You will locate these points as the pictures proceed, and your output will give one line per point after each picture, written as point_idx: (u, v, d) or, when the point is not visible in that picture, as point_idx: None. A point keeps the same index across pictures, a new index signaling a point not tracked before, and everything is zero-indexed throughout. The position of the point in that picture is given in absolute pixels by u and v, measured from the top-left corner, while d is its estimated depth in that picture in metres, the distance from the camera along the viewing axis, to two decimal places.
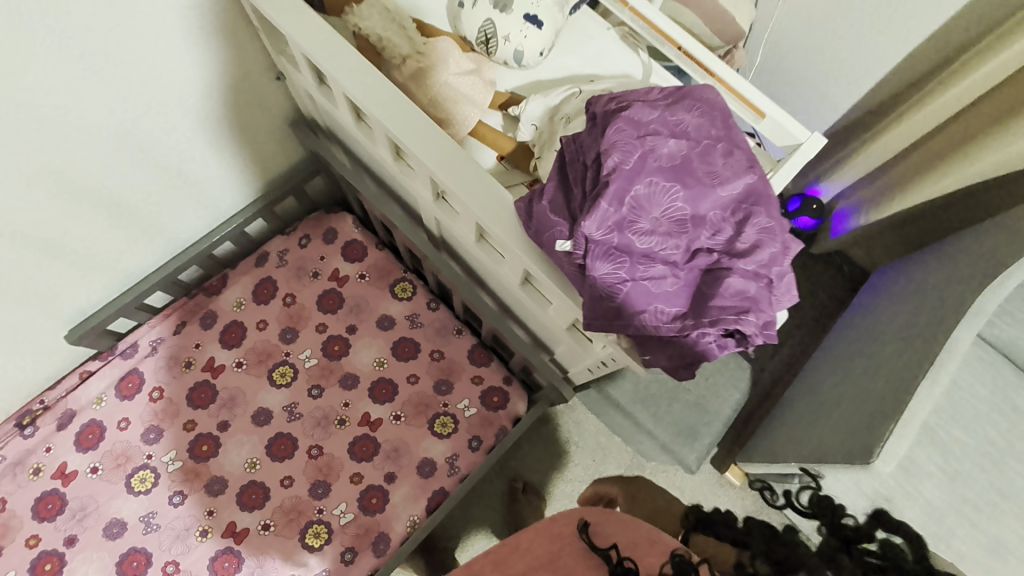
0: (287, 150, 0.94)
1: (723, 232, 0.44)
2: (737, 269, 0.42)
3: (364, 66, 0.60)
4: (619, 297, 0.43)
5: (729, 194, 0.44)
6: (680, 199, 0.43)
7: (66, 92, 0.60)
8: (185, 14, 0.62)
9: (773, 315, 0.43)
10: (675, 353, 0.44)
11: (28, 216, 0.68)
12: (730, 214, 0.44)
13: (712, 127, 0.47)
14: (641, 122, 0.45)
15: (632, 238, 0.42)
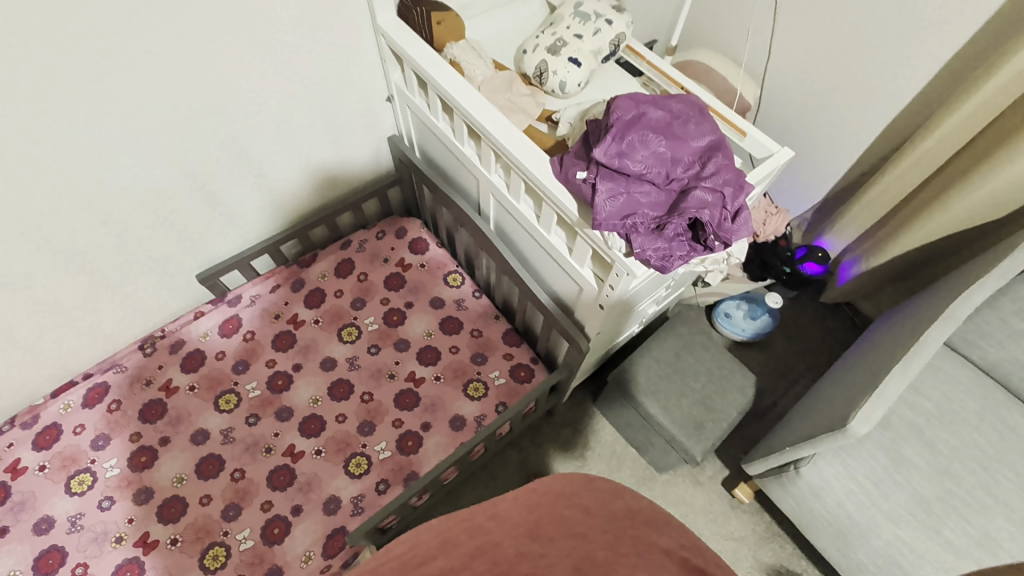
0: (379, 158, 1.24)
1: (693, 170, 0.64)
2: (701, 187, 0.61)
3: (454, 75, 0.87)
4: (619, 206, 0.62)
5: (699, 145, 0.65)
6: (663, 144, 0.63)
7: (257, 83, 0.90)
8: (339, 40, 0.93)
9: (728, 223, 0.61)
10: (658, 247, 0.62)
11: (209, 166, 0.96)
12: (700, 158, 0.64)
13: (692, 111, 0.68)
14: (639, 100, 0.67)
15: (628, 163, 0.62)
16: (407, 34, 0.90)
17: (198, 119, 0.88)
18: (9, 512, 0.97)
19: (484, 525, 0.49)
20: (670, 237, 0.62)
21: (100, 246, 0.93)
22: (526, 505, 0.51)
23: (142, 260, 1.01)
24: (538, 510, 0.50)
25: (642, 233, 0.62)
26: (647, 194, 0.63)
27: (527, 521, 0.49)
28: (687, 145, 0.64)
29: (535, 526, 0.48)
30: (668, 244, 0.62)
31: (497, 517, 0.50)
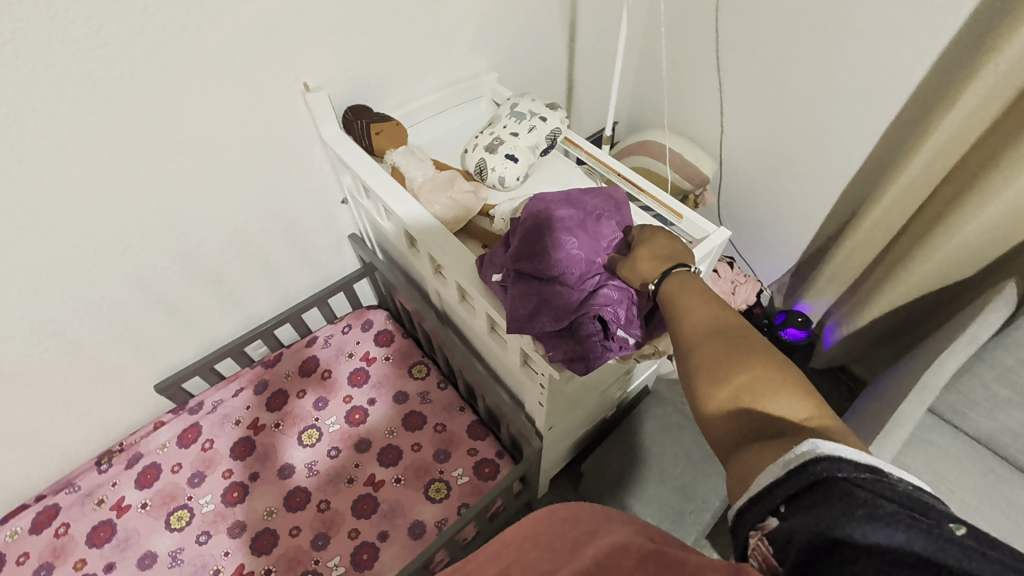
0: (341, 254, 1.26)
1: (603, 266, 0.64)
2: (610, 284, 0.61)
3: (392, 183, 0.90)
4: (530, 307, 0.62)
5: (611, 245, 0.65)
6: (572, 243, 0.63)
7: (205, 203, 0.94)
8: (287, 152, 0.97)
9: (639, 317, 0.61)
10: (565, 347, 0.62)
11: (163, 280, 0.98)
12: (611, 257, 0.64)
13: (608, 207, 0.69)
14: (551, 202, 0.69)
15: (536, 266, 0.63)
16: (349, 147, 0.94)
17: (145, 242, 0.91)
18: None
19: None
20: (580, 335, 0.62)
21: (47, 370, 0.94)
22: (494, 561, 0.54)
23: (93, 378, 1.01)
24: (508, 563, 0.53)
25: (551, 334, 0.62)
26: (556, 292, 0.62)
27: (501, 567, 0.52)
28: (598, 246, 0.64)
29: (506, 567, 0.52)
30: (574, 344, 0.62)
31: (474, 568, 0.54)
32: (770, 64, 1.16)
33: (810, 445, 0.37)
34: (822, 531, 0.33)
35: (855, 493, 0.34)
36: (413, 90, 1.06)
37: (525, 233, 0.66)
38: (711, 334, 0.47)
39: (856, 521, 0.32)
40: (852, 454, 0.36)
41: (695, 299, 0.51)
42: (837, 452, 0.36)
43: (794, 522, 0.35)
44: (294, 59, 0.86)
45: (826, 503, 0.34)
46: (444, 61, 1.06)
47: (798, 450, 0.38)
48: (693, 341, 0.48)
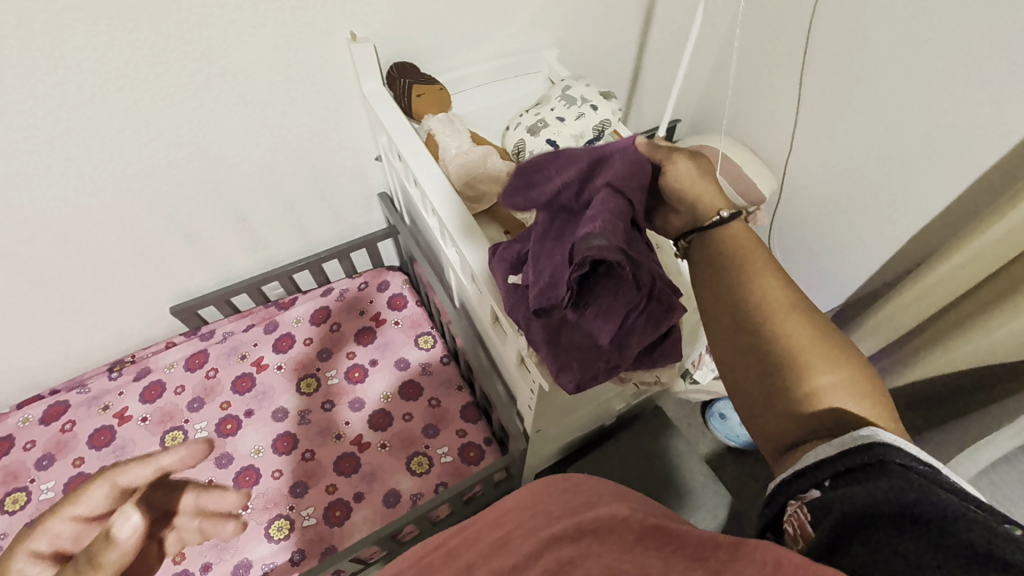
0: (369, 211, 1.24)
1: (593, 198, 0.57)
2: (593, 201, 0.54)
3: (424, 151, 0.86)
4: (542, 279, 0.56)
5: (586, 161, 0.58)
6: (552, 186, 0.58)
7: (237, 142, 0.93)
8: (325, 100, 0.95)
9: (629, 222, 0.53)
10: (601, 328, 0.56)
11: (187, 209, 0.98)
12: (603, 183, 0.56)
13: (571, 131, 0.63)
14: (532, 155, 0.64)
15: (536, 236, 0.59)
16: (387, 105, 0.90)
17: (171, 170, 0.91)
18: None
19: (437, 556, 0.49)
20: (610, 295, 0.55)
21: (69, 276, 0.97)
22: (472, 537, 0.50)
23: (113, 292, 1.04)
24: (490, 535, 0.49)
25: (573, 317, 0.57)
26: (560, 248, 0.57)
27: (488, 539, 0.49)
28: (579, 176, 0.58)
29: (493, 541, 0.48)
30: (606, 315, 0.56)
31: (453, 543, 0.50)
32: (858, 86, 1.04)
33: (870, 431, 0.43)
34: (875, 504, 0.39)
35: (902, 478, 0.39)
36: (466, 55, 1.01)
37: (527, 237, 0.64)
38: (790, 314, 0.49)
39: (914, 515, 0.37)
40: (906, 445, 0.42)
41: (767, 274, 0.51)
42: (894, 442, 0.42)
43: (838, 493, 0.41)
44: (343, 6, 0.82)
45: (874, 482, 0.40)
46: (504, 30, 1.00)
47: (852, 437, 0.44)
48: (768, 311, 0.49)
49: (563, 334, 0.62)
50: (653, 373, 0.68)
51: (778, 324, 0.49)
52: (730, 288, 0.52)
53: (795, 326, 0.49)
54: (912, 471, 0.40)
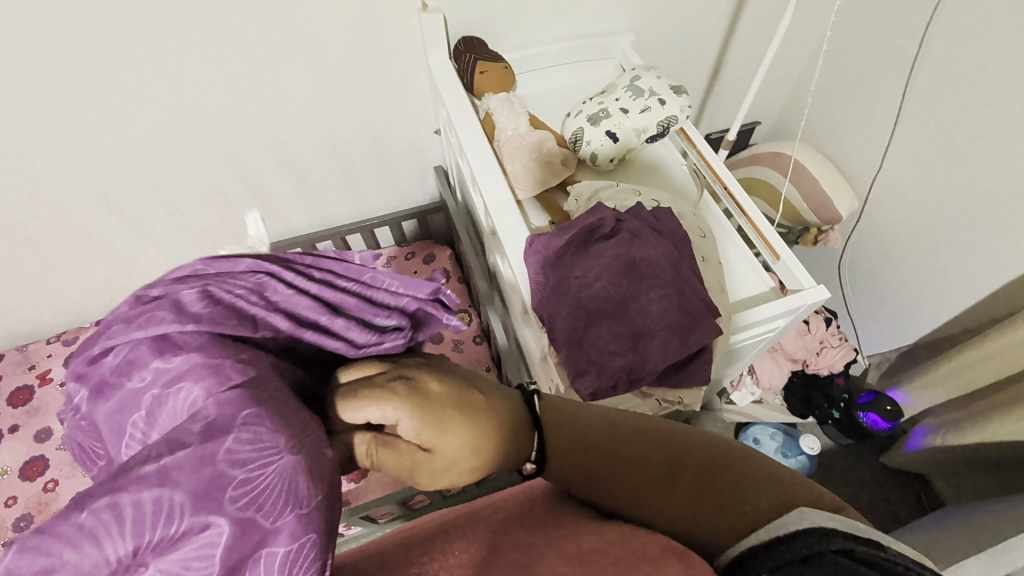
0: (425, 184, 1.26)
1: (355, 328, 0.40)
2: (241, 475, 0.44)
3: (478, 129, 0.85)
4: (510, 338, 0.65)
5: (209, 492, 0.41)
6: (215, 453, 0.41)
7: (304, 102, 0.96)
8: (391, 69, 0.95)
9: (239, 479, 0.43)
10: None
11: (254, 163, 1.03)
12: (224, 403, 0.33)
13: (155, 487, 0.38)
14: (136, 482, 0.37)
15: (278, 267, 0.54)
16: (450, 78, 0.90)
17: (241, 123, 0.95)
18: (21, 415, 1.11)
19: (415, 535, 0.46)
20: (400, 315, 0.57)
21: (144, 214, 1.04)
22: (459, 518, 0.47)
23: (181, 234, 1.12)
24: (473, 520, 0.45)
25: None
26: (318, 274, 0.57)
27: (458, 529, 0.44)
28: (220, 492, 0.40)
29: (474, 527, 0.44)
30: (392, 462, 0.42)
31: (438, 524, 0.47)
32: (970, 107, 0.93)
33: (800, 515, 0.36)
34: None
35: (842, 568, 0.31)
36: (535, 35, 0.98)
37: (568, 242, 0.63)
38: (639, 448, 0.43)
39: None
40: (845, 525, 0.34)
41: (567, 429, 0.44)
42: (834, 524, 0.34)
43: None
44: None
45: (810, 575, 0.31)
46: (578, 11, 0.97)
47: (786, 520, 0.36)
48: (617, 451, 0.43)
49: (592, 343, 0.60)
50: (676, 392, 0.64)
51: (636, 470, 0.42)
52: (565, 463, 0.43)
53: (648, 463, 0.42)
54: (848, 555, 0.32)
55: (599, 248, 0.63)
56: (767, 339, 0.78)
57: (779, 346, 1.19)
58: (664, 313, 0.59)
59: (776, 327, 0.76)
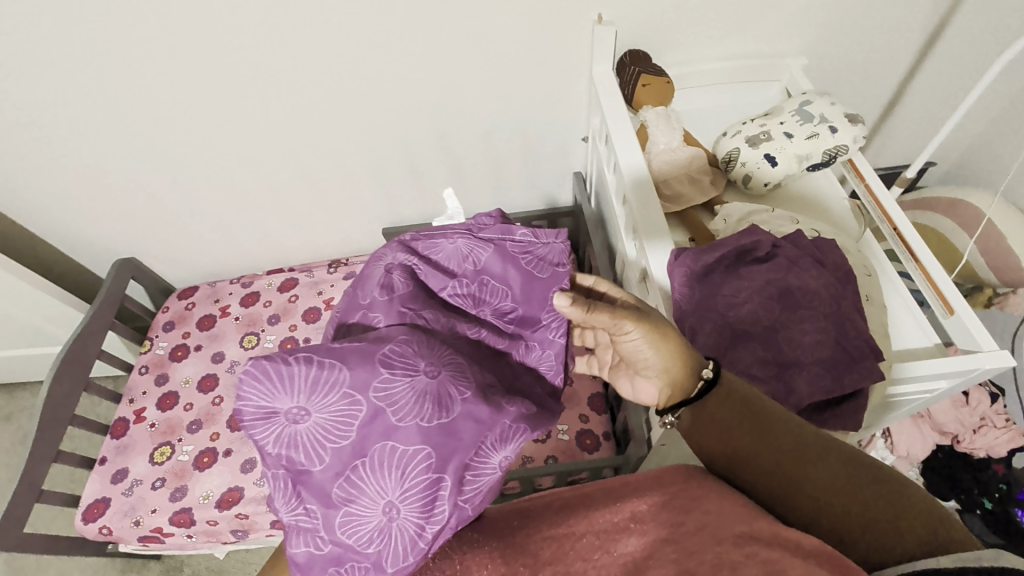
0: (562, 188, 1.31)
1: (477, 407, 0.52)
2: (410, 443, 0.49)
3: (634, 140, 0.87)
4: (551, 365, 0.67)
5: (329, 417, 0.48)
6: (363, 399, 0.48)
7: (472, 99, 1.05)
8: (556, 73, 1.01)
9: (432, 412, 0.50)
10: (417, 464, 0.49)
11: (419, 148, 1.15)
12: (356, 362, 0.49)
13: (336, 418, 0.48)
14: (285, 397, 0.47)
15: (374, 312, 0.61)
16: (612, 88, 0.93)
17: (417, 111, 1.06)
18: (204, 337, 1.31)
19: (557, 509, 0.51)
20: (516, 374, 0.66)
21: (324, 185, 1.21)
22: (591, 499, 0.51)
23: (347, 206, 1.28)
24: (608, 501, 0.49)
25: (359, 506, 0.48)
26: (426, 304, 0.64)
27: (602, 500, 0.50)
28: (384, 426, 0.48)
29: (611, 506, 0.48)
30: (504, 442, 0.54)
31: (581, 500, 0.51)
32: None
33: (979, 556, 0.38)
34: None
35: None
36: (702, 52, 0.99)
37: (720, 259, 0.63)
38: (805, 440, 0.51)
39: None
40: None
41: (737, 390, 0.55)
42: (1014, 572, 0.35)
43: None
44: None
45: None
46: (752, 31, 0.95)
47: (963, 557, 0.38)
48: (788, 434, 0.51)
49: (732, 363, 0.60)
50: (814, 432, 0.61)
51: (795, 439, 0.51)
52: (730, 416, 0.53)
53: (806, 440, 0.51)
54: None
55: (752, 271, 0.63)
56: (923, 399, 0.72)
57: (926, 413, 1.05)
58: (815, 347, 0.58)
59: (936, 388, 0.69)
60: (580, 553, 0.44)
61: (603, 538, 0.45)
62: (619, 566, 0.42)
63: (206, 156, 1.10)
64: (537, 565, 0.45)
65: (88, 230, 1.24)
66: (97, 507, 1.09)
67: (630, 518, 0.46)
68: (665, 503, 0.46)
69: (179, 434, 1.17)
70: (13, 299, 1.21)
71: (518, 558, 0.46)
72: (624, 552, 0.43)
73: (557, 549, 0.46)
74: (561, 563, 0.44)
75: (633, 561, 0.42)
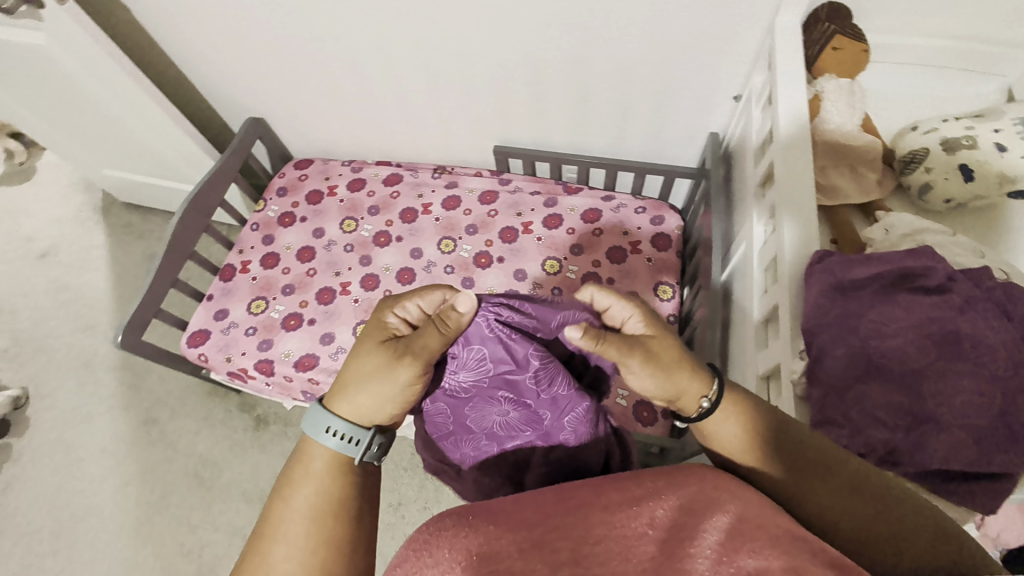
0: (691, 146, 1.20)
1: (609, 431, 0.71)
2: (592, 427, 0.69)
3: (803, 108, 0.75)
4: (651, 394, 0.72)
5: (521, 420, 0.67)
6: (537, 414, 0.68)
7: (624, 31, 0.95)
8: (728, 16, 0.88)
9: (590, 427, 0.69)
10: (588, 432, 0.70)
11: (552, 70, 1.07)
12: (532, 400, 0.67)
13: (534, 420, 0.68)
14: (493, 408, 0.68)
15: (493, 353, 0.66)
16: (792, 46, 0.81)
17: (563, 32, 0.98)
18: (309, 210, 1.38)
19: (562, 494, 0.43)
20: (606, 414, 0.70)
21: (448, 88, 1.17)
22: (602, 492, 0.42)
23: (465, 115, 1.24)
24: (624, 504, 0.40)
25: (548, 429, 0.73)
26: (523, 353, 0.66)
27: (614, 499, 0.41)
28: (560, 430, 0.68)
29: (627, 507, 0.39)
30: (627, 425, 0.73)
31: (581, 491, 0.43)
32: None
33: None
34: None
35: None
36: (919, 21, 0.81)
37: (876, 277, 0.58)
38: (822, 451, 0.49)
39: None
40: None
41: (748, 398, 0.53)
42: None
43: None
44: None
45: None
46: (995, 7, 0.76)
47: None
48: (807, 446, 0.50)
49: (858, 400, 0.54)
50: (929, 497, 0.54)
51: (806, 453, 0.49)
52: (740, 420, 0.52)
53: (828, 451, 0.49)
54: None
55: (912, 300, 0.55)
56: None
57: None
58: (967, 411, 0.50)
59: None
60: (598, 557, 0.36)
61: (620, 542, 0.37)
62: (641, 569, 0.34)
63: (345, 35, 1.09)
64: (553, 564, 0.35)
65: (229, 85, 1.31)
66: (200, 336, 1.24)
67: (648, 523, 0.38)
68: (682, 505, 0.39)
69: (274, 293, 1.27)
70: (159, 135, 1.32)
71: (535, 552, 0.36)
72: (645, 559, 0.35)
73: (575, 548, 0.36)
74: (580, 566, 0.35)
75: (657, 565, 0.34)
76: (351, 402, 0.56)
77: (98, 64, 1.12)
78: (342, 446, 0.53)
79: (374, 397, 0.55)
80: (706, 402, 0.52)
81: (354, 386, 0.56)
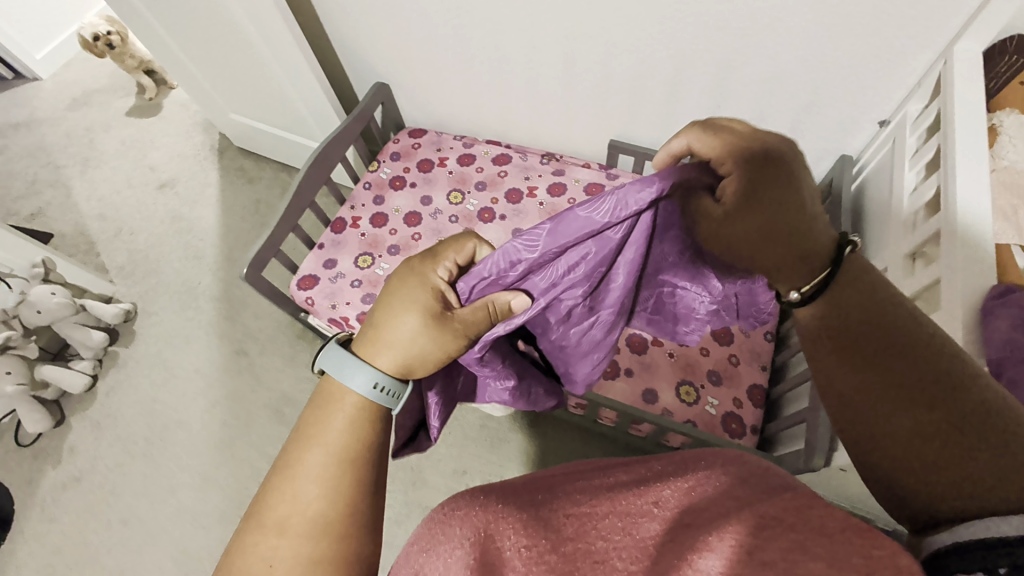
0: (817, 168, 1.18)
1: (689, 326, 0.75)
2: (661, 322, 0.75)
3: (983, 142, 0.73)
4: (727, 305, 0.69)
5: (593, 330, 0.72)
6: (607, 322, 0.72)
7: (785, 41, 0.94)
8: (902, 40, 0.87)
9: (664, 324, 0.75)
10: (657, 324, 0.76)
11: (695, 72, 1.07)
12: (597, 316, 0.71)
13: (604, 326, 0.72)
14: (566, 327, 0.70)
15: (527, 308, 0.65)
16: (973, 78, 0.78)
17: (719, 36, 0.98)
18: (420, 177, 1.43)
19: (580, 472, 0.49)
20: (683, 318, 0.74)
21: (581, 78, 1.19)
22: (607, 473, 0.47)
23: (590, 106, 1.26)
24: (624, 479, 0.45)
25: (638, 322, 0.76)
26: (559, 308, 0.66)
27: (618, 473, 0.46)
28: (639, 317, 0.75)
29: (623, 482, 0.44)
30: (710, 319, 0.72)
31: (595, 471, 0.49)
32: None
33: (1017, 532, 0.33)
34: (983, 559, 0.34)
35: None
36: None
37: None
38: (898, 355, 0.47)
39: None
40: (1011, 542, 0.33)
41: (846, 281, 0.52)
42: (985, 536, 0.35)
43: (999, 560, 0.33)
44: None
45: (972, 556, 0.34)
46: None
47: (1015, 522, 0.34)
48: (882, 344, 0.48)
49: None
50: None
51: (887, 368, 0.47)
52: (849, 301, 0.51)
53: (920, 373, 0.46)
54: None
55: None
56: None
57: None
58: None
59: None
60: (600, 530, 0.39)
61: (626, 519, 0.39)
62: (643, 551, 0.36)
63: (495, 14, 1.12)
64: (556, 541, 0.38)
65: (367, 49, 1.37)
66: (309, 281, 1.31)
67: (654, 502, 0.40)
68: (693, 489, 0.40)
69: (380, 251, 1.33)
70: (295, 87, 1.39)
71: (536, 527, 0.39)
72: (648, 538, 0.37)
73: (579, 524, 0.39)
74: (581, 541, 0.38)
75: (659, 546, 0.37)
76: (387, 355, 0.56)
77: (261, 15, 1.18)
78: (377, 395, 0.54)
79: (414, 358, 0.57)
80: (795, 294, 0.54)
81: (387, 339, 0.57)
